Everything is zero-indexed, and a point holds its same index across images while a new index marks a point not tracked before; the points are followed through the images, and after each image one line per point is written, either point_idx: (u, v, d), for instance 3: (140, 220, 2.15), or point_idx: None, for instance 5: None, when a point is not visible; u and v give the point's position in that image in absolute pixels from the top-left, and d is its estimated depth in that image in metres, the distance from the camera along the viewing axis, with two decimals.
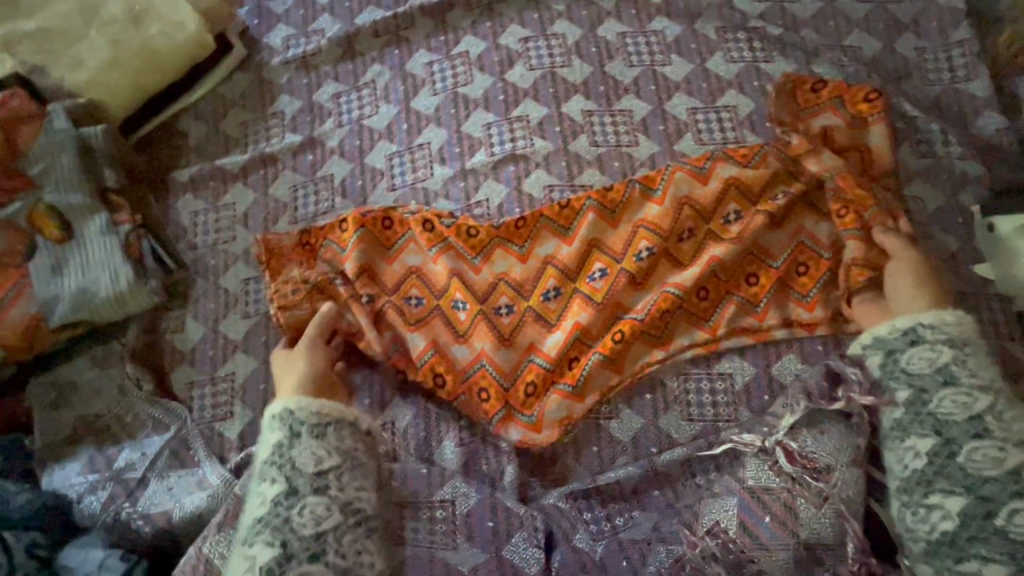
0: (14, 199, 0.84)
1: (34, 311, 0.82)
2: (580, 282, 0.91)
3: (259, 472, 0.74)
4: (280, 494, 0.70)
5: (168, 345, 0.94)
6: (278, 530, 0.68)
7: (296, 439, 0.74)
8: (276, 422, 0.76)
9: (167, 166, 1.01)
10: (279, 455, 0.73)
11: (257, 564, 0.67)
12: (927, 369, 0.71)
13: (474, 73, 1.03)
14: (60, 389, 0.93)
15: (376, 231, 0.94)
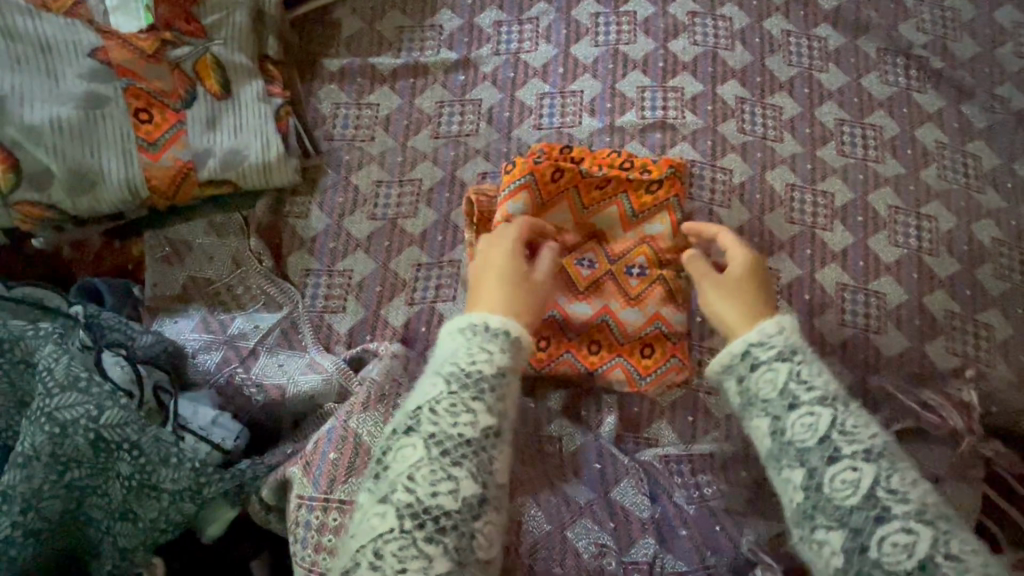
0: (185, 43, 0.82)
1: (186, 159, 0.80)
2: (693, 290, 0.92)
3: (460, 380, 0.64)
4: (487, 430, 0.62)
5: (289, 227, 0.93)
6: (479, 463, 0.61)
7: (511, 380, 0.66)
8: (501, 343, 0.67)
9: (317, 52, 1.00)
10: (496, 387, 0.65)
11: (458, 492, 0.59)
12: (771, 392, 0.67)
13: (638, 34, 1.04)
14: (173, 247, 0.90)
15: (541, 180, 0.87)
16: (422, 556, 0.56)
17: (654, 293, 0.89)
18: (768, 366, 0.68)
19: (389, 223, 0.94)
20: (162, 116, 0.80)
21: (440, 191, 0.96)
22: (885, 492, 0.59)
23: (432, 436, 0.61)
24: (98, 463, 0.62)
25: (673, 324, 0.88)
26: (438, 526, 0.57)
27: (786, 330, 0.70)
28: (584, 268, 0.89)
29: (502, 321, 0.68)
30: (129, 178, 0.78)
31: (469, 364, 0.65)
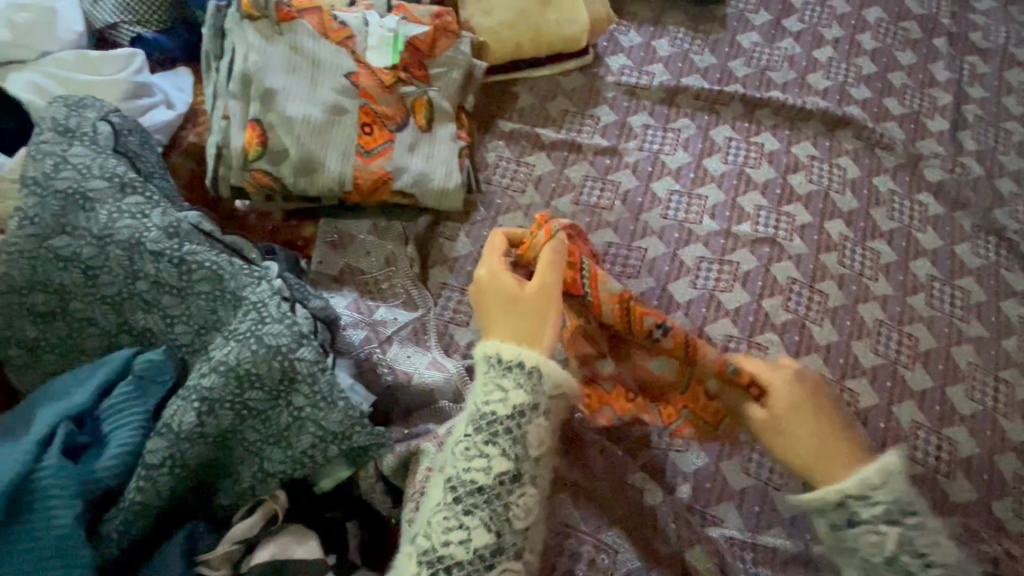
0: (412, 83, 1.01)
1: (387, 170, 0.97)
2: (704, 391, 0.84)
3: (479, 426, 0.68)
4: (503, 473, 0.66)
5: (437, 245, 1.08)
6: (493, 510, 0.65)
7: (535, 414, 0.68)
8: (517, 376, 0.68)
9: (492, 114, 1.20)
10: (513, 430, 0.67)
11: (471, 541, 0.63)
12: (831, 506, 0.66)
13: (763, 162, 1.20)
14: (339, 236, 1.05)
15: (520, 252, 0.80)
16: None
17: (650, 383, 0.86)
18: (875, 529, 0.64)
19: None
20: (380, 133, 0.98)
21: None
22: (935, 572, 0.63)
23: (450, 480, 0.66)
24: (274, 393, 0.73)
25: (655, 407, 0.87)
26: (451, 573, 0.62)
27: (894, 479, 0.63)
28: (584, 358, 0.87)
29: (514, 352, 0.69)
30: (342, 173, 0.95)
31: (484, 404, 0.68)
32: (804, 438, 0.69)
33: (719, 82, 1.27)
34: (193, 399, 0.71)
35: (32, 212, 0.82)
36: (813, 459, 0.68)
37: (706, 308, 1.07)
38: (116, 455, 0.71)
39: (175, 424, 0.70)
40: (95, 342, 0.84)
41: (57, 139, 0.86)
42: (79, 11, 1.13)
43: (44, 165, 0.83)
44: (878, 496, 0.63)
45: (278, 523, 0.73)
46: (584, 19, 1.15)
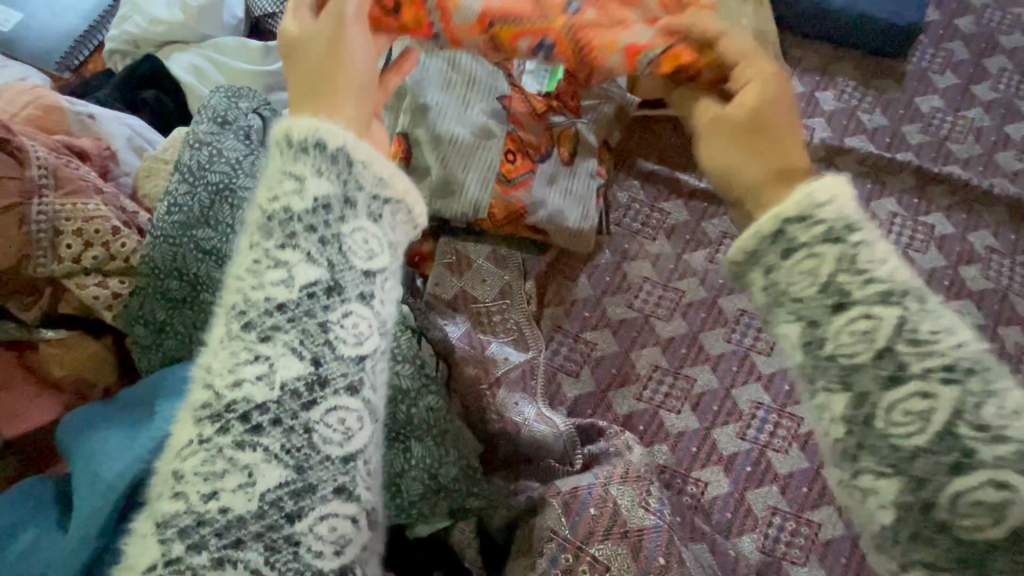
0: (564, 113, 0.96)
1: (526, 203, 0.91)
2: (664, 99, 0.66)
3: (268, 235, 0.50)
4: (312, 286, 0.49)
5: (556, 284, 1.02)
6: (303, 334, 0.48)
7: (352, 211, 0.51)
8: (317, 159, 0.51)
9: (632, 151, 1.12)
10: (319, 234, 0.49)
11: (277, 374, 0.47)
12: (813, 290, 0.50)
13: (931, 247, 1.05)
14: (459, 258, 1.00)
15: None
16: (241, 470, 0.45)
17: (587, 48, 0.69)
18: (806, 252, 0.50)
19: (642, 318, 1.00)
20: (524, 161, 0.92)
21: (697, 309, 1.01)
22: (909, 346, 0.47)
23: (236, 308, 0.49)
24: (391, 434, 0.71)
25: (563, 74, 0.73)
26: (251, 424, 0.46)
27: (840, 200, 0.51)
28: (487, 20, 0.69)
29: (313, 128, 0.51)
30: (480, 199, 0.91)
31: (271, 202, 0.50)
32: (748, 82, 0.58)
33: (889, 149, 1.13)
34: None
35: (180, 200, 0.84)
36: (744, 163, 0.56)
37: None
38: None
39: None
40: None
41: (214, 130, 0.87)
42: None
43: (199, 155, 0.85)
44: (822, 214, 0.50)
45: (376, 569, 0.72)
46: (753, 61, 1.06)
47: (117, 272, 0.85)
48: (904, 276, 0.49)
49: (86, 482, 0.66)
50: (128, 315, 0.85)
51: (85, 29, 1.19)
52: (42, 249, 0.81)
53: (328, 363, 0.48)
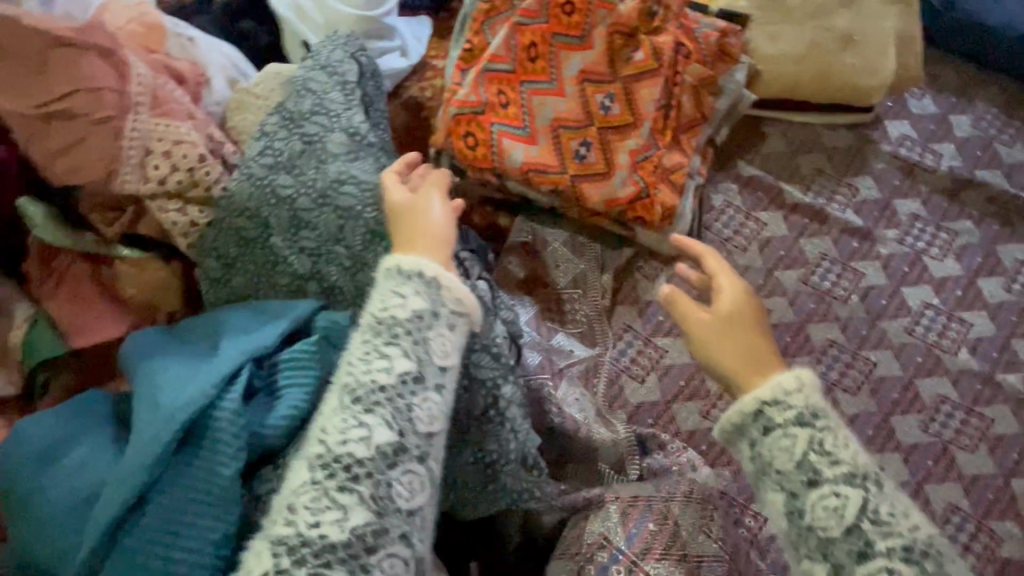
0: (681, 96, 0.87)
1: (628, 190, 0.84)
2: (591, 130, 0.84)
3: (380, 329, 0.56)
4: (405, 372, 0.54)
5: (632, 282, 0.95)
6: (395, 410, 0.53)
7: (437, 321, 0.57)
8: (417, 284, 0.58)
9: (734, 152, 1.04)
10: (415, 331, 0.56)
11: (370, 439, 0.52)
12: (788, 463, 0.54)
13: None
14: (533, 237, 0.96)
15: (524, 40, 0.83)
16: (335, 509, 0.50)
17: (566, 60, 0.84)
18: (785, 433, 0.54)
19: None
20: (628, 144, 0.84)
21: (781, 332, 0.93)
22: (820, 457, 0.53)
23: (346, 386, 0.55)
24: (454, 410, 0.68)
25: (529, 42, 0.83)
26: (349, 476, 0.51)
27: (808, 389, 0.56)
28: (541, 72, 0.84)
29: (416, 261, 0.59)
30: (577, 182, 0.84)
31: (380, 310, 0.57)
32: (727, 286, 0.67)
33: None
34: None
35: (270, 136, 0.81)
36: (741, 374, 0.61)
37: (933, 462, 0.85)
38: (283, 416, 0.67)
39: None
40: (284, 282, 0.82)
41: (316, 72, 0.86)
42: None
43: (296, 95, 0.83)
44: (791, 401, 0.55)
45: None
46: (891, 66, 0.96)
47: (197, 201, 0.84)
48: (864, 459, 0.54)
49: (147, 410, 0.65)
50: (202, 245, 0.85)
51: None
52: (129, 166, 0.80)
53: (410, 434, 0.53)
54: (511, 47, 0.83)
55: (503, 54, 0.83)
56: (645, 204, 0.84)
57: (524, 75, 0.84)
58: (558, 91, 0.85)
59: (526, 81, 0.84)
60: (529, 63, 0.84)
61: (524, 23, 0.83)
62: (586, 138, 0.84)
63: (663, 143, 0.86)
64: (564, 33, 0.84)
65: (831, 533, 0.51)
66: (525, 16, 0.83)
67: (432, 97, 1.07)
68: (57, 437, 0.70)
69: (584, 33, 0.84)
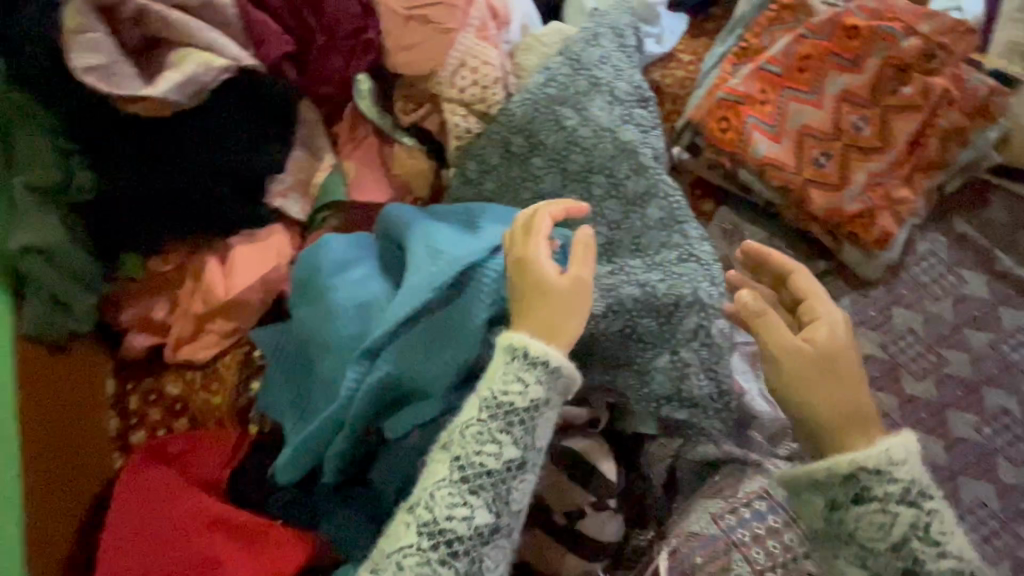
0: (932, 138, 0.92)
1: (854, 207, 0.92)
2: (837, 144, 0.92)
3: (495, 409, 0.65)
4: (511, 460, 0.65)
5: (818, 293, 1.00)
6: (496, 494, 0.64)
7: (548, 405, 0.66)
8: (540, 371, 0.65)
9: (958, 206, 1.04)
10: (526, 420, 0.65)
11: (472, 519, 0.63)
12: (876, 533, 0.60)
13: None
14: (732, 228, 1.02)
15: (802, 53, 0.94)
16: (439, 573, 0.62)
17: (832, 77, 0.93)
18: (883, 508, 0.60)
19: (891, 365, 0.96)
20: (867, 166, 0.92)
21: (954, 385, 0.95)
22: (917, 536, 0.59)
23: (456, 459, 0.64)
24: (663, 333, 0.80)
25: (804, 55, 0.94)
26: (455, 549, 0.63)
27: (913, 461, 0.60)
28: (806, 82, 0.94)
29: (541, 347, 0.66)
30: (810, 187, 0.92)
31: (500, 391, 0.65)
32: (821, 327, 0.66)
33: None
34: (604, 290, 0.81)
35: (559, 77, 0.98)
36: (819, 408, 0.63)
37: None
38: None
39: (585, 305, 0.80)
40: (525, 197, 0.99)
41: (608, 38, 1.02)
42: None
43: (591, 51, 0.99)
44: (897, 475, 0.59)
45: (599, 427, 0.81)
46: None
47: (478, 113, 1.02)
48: (964, 544, 0.60)
49: (432, 251, 0.84)
50: (468, 149, 1.02)
51: None
52: (445, 73, 0.99)
53: (506, 512, 0.65)
54: (787, 57, 0.95)
55: (778, 61, 0.95)
56: (865, 224, 0.92)
57: (788, 82, 0.94)
58: (815, 103, 0.93)
59: (789, 87, 0.94)
60: (799, 73, 0.94)
61: (805, 39, 0.94)
62: (829, 151, 0.92)
63: (898, 175, 0.93)
64: (839, 55, 0.93)
65: (876, 540, 0.60)
66: (808, 34, 0.95)
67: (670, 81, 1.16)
68: (349, 253, 0.92)
69: (858, 60, 0.92)
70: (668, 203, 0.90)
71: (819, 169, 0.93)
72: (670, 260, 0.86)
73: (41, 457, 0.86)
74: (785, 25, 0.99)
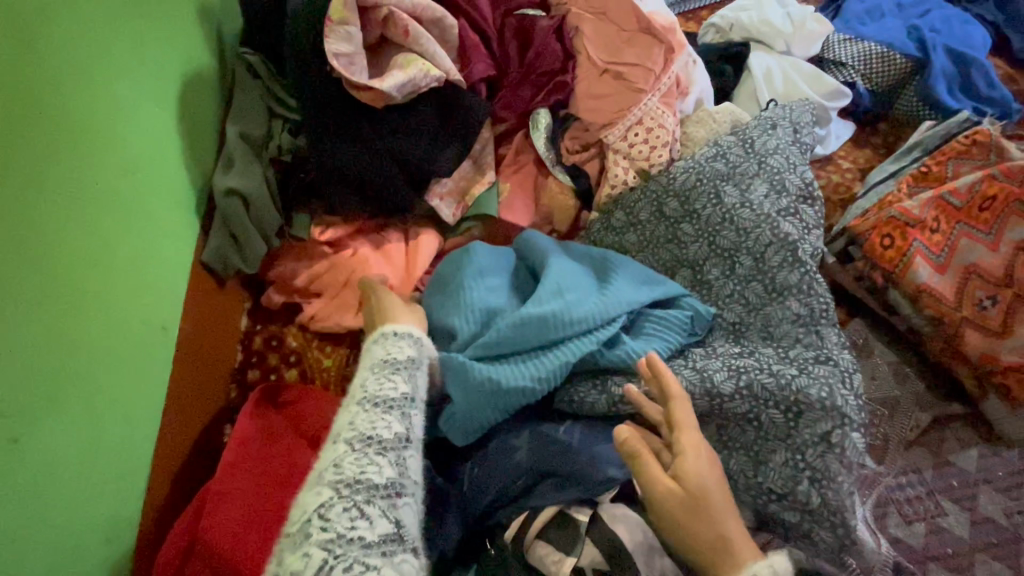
0: None
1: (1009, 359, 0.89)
2: (1005, 292, 0.90)
3: (386, 365, 0.78)
4: (406, 391, 0.75)
5: (941, 436, 0.94)
6: (403, 413, 0.73)
7: (420, 363, 0.80)
8: (405, 339, 0.81)
9: None
10: (406, 367, 0.78)
11: (391, 428, 0.71)
12: None
13: None
14: (861, 343, 0.99)
15: (987, 192, 0.93)
16: (370, 468, 0.66)
17: (1016, 222, 0.91)
18: None
19: (1012, 536, 0.88)
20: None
21: None
22: None
23: (361, 398, 0.73)
24: (785, 429, 0.79)
25: (990, 194, 0.92)
26: (379, 449, 0.68)
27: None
28: (985, 222, 0.92)
29: (404, 326, 0.83)
30: (963, 327, 0.91)
31: (384, 354, 0.79)
32: (699, 456, 0.65)
33: None
34: (734, 370, 0.81)
35: (731, 156, 1.02)
36: (727, 541, 0.62)
37: None
38: (650, 353, 0.86)
39: (712, 379, 0.81)
40: (665, 257, 1.02)
41: (786, 132, 1.05)
42: (831, 42, 1.28)
43: (768, 139, 1.03)
44: None
45: None
46: None
47: (640, 170, 1.07)
48: None
49: (583, 289, 0.91)
50: (624, 202, 1.06)
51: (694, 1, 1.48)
52: (620, 129, 1.06)
53: (413, 428, 0.73)
54: (970, 193, 0.94)
55: (959, 194, 0.95)
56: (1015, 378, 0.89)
57: (965, 218, 0.94)
58: (991, 244, 0.92)
59: (965, 222, 0.94)
60: (979, 211, 0.93)
61: (994, 179, 0.93)
62: (995, 296, 0.91)
63: None
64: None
65: None
66: (999, 174, 0.92)
67: (824, 183, 1.14)
68: (492, 265, 0.96)
69: None
70: (812, 303, 0.89)
71: (977, 312, 0.91)
72: (807, 359, 0.85)
73: (183, 369, 0.93)
74: (970, 162, 0.99)
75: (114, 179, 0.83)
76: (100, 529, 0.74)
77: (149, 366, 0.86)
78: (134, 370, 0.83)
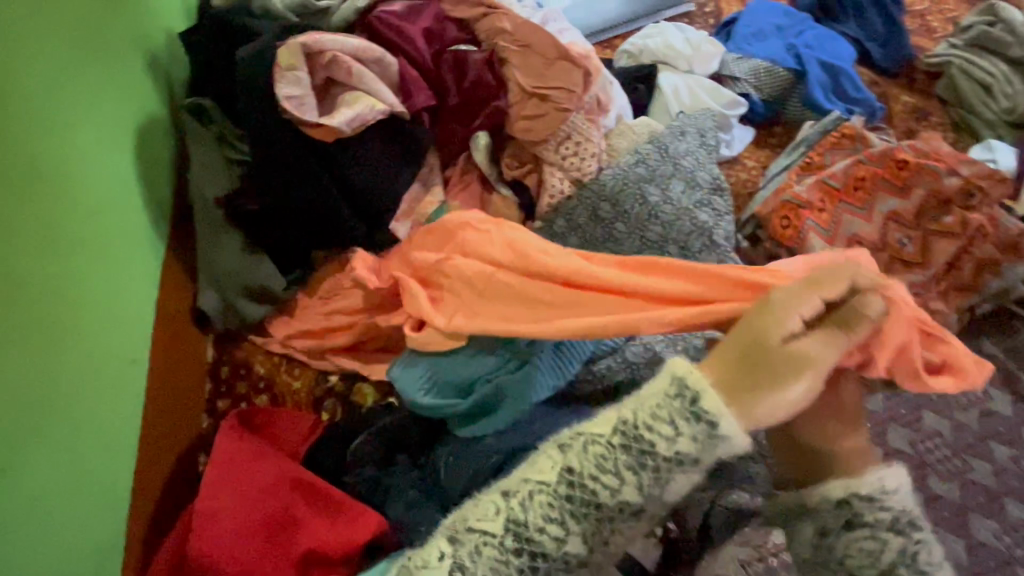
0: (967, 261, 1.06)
1: None
2: (882, 255, 1.08)
3: (631, 444, 0.62)
4: (625, 503, 0.62)
5: None
6: (592, 530, 0.62)
7: (686, 466, 0.61)
8: (693, 429, 0.60)
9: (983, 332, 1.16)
10: (661, 471, 0.61)
11: (564, 544, 0.62)
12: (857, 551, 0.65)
13: None
14: None
15: (858, 174, 1.11)
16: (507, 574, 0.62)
17: (882, 197, 1.09)
18: (869, 528, 0.64)
19: (918, 462, 1.03)
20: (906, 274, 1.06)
21: (977, 491, 1.00)
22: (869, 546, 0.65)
23: (569, 479, 0.62)
24: None
25: (861, 176, 1.11)
26: (536, 563, 0.62)
27: (902, 490, 0.65)
28: (860, 198, 1.10)
29: (717, 408, 0.59)
30: None
31: (647, 424, 0.62)
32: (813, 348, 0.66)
33: None
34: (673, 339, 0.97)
35: (651, 160, 1.16)
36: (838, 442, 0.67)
37: None
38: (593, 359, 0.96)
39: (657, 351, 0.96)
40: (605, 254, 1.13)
41: (695, 137, 1.21)
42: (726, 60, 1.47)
43: (680, 144, 1.19)
44: (886, 501, 0.64)
45: None
46: None
47: (573, 179, 1.19)
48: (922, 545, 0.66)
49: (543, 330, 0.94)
50: (560, 207, 1.17)
51: (609, 31, 1.66)
52: (553, 146, 1.19)
53: (595, 547, 0.63)
54: (845, 176, 1.12)
55: (837, 177, 1.12)
56: None
57: (845, 197, 1.11)
58: (867, 216, 1.10)
59: (844, 200, 1.11)
60: (854, 190, 1.11)
61: (862, 163, 1.11)
62: (874, 259, 1.08)
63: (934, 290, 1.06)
64: (891, 181, 1.09)
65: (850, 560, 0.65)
66: (866, 159, 1.11)
67: (733, 180, 1.31)
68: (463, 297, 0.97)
69: (908, 186, 1.08)
70: None
71: None
72: None
73: (154, 400, 0.96)
74: (843, 152, 1.18)
75: (82, 221, 0.87)
76: (82, 557, 0.76)
77: (122, 398, 0.89)
78: (109, 403, 0.86)
